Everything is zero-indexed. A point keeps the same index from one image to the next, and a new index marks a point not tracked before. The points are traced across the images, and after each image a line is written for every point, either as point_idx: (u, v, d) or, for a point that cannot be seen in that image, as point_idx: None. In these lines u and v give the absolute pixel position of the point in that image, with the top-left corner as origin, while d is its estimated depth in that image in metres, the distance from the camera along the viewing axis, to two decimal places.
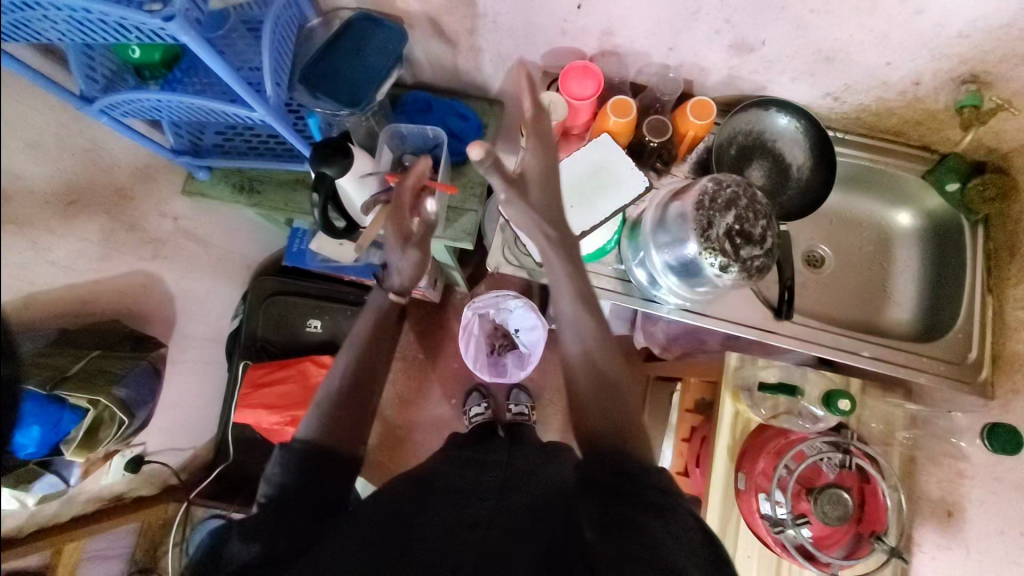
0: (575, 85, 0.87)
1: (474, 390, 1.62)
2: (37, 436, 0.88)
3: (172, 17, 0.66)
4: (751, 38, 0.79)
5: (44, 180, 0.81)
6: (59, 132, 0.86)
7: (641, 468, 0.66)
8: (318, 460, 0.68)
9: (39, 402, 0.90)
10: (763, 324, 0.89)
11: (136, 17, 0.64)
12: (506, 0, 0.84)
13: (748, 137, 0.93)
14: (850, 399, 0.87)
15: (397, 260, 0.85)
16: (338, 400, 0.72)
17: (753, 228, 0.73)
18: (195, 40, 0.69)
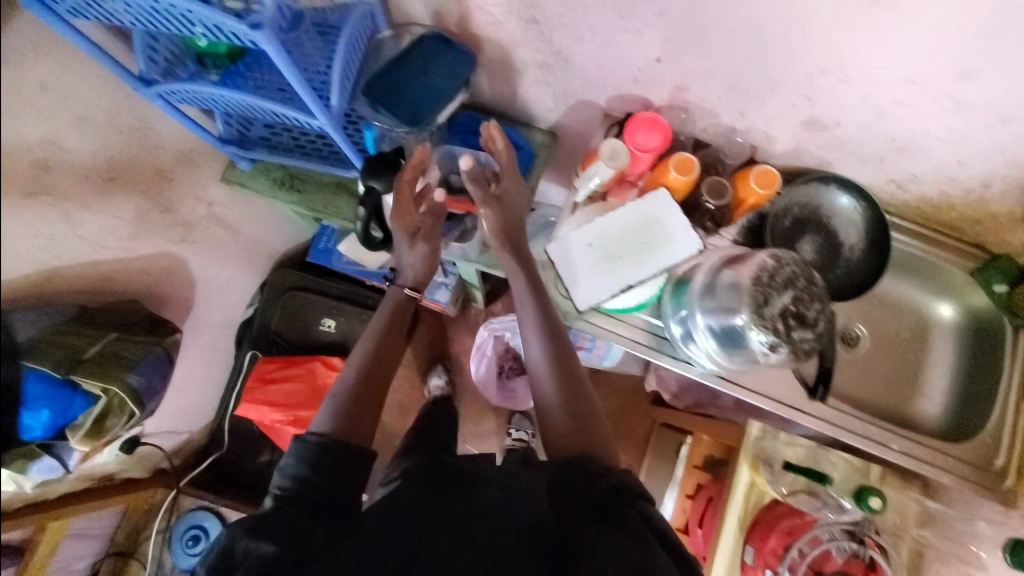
0: (641, 136, 0.85)
1: (438, 363, 1.63)
2: (45, 420, 0.85)
3: (259, 26, 0.64)
4: (827, 117, 0.79)
5: (85, 156, 0.83)
6: (109, 109, 0.85)
7: (603, 470, 0.67)
8: (324, 462, 0.70)
9: (50, 384, 0.85)
10: (793, 401, 0.86)
11: (224, 21, 0.62)
12: (583, 41, 0.83)
13: (804, 210, 0.91)
14: (882, 498, 0.88)
15: (407, 256, 0.93)
16: (341, 402, 0.79)
17: (807, 311, 0.72)
18: (276, 50, 0.67)
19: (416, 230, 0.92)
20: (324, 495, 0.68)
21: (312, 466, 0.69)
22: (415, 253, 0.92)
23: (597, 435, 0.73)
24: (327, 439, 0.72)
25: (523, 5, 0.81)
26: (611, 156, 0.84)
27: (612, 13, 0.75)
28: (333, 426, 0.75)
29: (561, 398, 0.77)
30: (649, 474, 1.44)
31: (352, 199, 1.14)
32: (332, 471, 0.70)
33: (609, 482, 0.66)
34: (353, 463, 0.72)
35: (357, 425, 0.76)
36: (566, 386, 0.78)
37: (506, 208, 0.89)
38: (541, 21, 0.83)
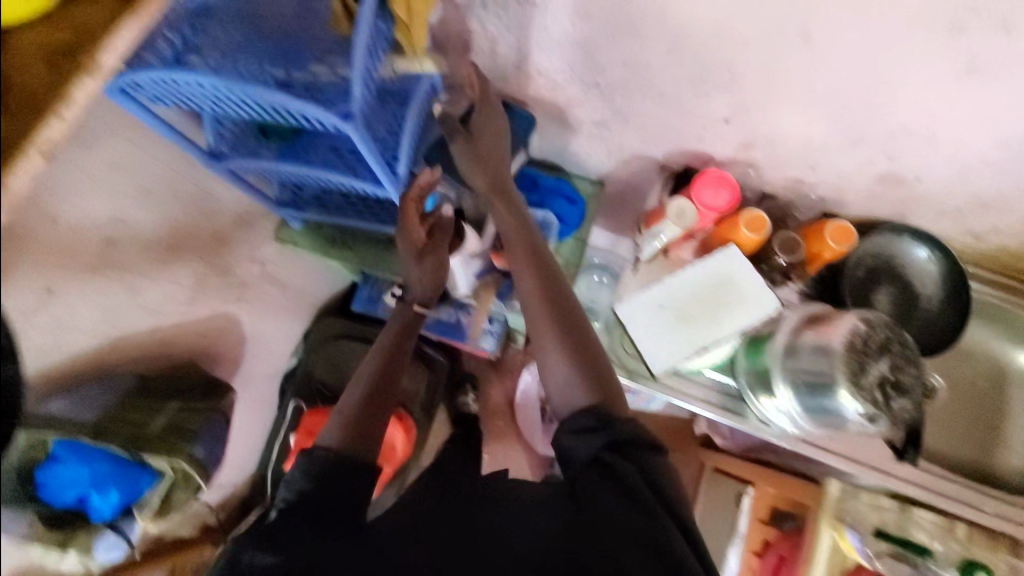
0: (708, 193, 0.83)
1: (466, 381, 1.60)
2: (115, 502, 0.81)
3: (350, 117, 0.64)
4: (906, 172, 0.77)
5: (149, 227, 0.83)
6: (175, 180, 0.86)
7: (609, 422, 0.62)
8: (329, 474, 0.61)
9: (118, 464, 0.82)
10: (881, 465, 0.84)
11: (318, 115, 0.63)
12: (647, 102, 0.83)
13: (875, 260, 0.89)
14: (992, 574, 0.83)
15: (410, 271, 0.90)
16: (349, 414, 0.70)
17: (903, 377, 0.69)
18: (362, 138, 0.67)
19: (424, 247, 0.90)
20: (327, 503, 0.59)
21: (316, 479, 0.60)
22: (423, 270, 0.89)
23: (610, 385, 0.67)
24: (332, 450, 0.63)
25: (586, 69, 0.81)
26: (677, 215, 0.83)
27: (682, 77, 0.75)
28: (337, 435, 0.66)
29: (570, 353, 0.68)
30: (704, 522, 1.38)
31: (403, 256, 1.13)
32: (336, 485, 0.60)
33: (610, 436, 0.61)
34: (359, 476, 0.62)
35: (364, 438, 0.67)
36: (574, 350, 0.69)
37: (476, 151, 0.80)
38: (604, 84, 0.83)
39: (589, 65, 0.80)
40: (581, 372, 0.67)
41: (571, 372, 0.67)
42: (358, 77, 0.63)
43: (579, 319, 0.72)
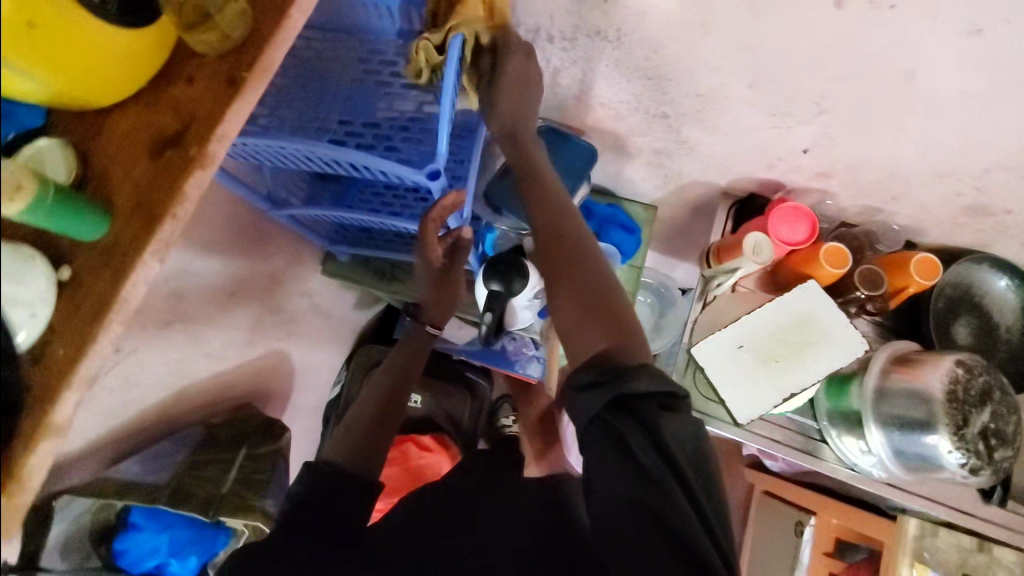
0: (785, 229, 0.80)
1: (505, 399, 1.59)
2: (192, 566, 0.85)
3: (438, 173, 0.61)
4: (998, 205, 0.74)
5: (214, 276, 0.82)
6: (234, 225, 0.84)
7: (621, 370, 0.49)
8: (324, 486, 0.61)
9: (194, 527, 0.86)
10: (966, 508, 0.81)
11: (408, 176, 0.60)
12: (718, 134, 0.80)
13: (956, 289, 0.84)
14: None
15: (424, 294, 0.91)
16: (353, 431, 0.73)
17: (1005, 427, 0.66)
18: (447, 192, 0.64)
19: (439, 273, 0.88)
20: (322, 515, 0.59)
21: (312, 490, 0.61)
22: (438, 297, 0.91)
23: (630, 323, 0.55)
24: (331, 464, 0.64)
25: (655, 101, 0.78)
26: (754, 250, 0.80)
27: (762, 110, 0.72)
28: (337, 454, 0.68)
29: (574, 281, 0.57)
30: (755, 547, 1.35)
31: None
32: (332, 497, 0.61)
33: (633, 387, 0.48)
34: (356, 492, 0.62)
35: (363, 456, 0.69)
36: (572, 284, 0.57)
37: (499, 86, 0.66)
38: (673, 115, 0.80)
39: (660, 97, 0.77)
40: (587, 306, 0.55)
41: (575, 309, 0.55)
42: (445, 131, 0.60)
43: (588, 253, 0.59)
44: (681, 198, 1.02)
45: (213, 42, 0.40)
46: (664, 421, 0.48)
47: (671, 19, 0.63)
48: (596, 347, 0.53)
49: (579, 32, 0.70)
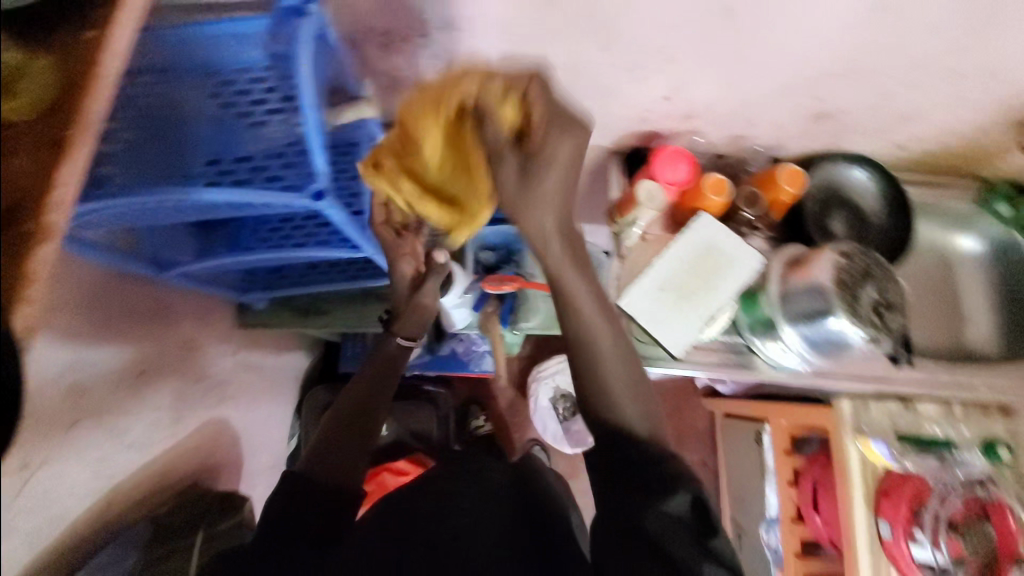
0: (668, 170, 0.87)
1: (473, 403, 1.60)
2: None
3: (323, 194, 0.60)
4: (833, 108, 0.84)
5: (115, 359, 0.76)
6: (122, 301, 0.78)
7: (664, 462, 0.54)
8: (299, 496, 0.63)
9: None
10: (884, 374, 0.91)
11: (292, 203, 0.59)
12: (588, 98, 0.84)
13: (825, 190, 0.95)
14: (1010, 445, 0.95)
15: (400, 296, 0.87)
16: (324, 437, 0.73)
17: (890, 294, 0.75)
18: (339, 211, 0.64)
19: (421, 272, 0.86)
20: (302, 522, 0.61)
21: (287, 500, 0.63)
22: (413, 301, 0.87)
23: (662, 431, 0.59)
24: (303, 476, 0.65)
25: None
26: (649, 198, 0.86)
27: (618, 68, 0.77)
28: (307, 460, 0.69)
29: (627, 398, 0.59)
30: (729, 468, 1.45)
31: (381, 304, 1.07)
32: (306, 505, 0.62)
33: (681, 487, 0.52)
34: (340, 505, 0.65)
35: (334, 463, 0.70)
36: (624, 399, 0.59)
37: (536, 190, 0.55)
38: None
39: None
40: (637, 406, 0.59)
41: (622, 408, 0.59)
42: (319, 152, 0.60)
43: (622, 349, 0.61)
44: (577, 167, 1.06)
45: (23, 108, 0.37)
46: (711, 518, 0.52)
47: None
48: (645, 442, 0.56)
49: (430, 26, 0.72)
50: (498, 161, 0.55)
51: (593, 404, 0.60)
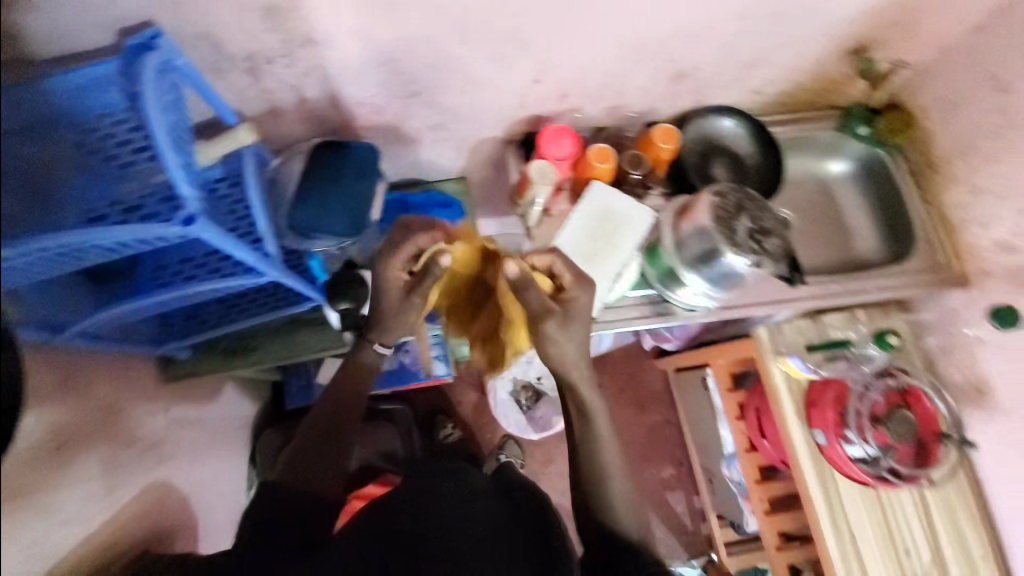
0: (553, 147, 0.92)
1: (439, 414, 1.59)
2: None
3: (193, 218, 0.60)
4: (687, 65, 0.92)
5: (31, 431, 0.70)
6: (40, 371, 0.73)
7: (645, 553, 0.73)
8: (272, 498, 0.74)
9: None
10: (784, 295, 0.99)
11: (161, 231, 0.59)
12: (466, 93, 0.89)
13: (701, 142, 1.04)
14: (895, 334, 1.03)
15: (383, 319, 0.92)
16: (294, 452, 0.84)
17: (764, 221, 0.83)
18: (215, 233, 0.64)
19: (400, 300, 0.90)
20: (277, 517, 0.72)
21: (263, 501, 0.74)
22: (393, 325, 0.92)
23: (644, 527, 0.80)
24: (274, 482, 0.77)
25: (398, 85, 0.85)
26: (541, 175, 0.90)
27: (482, 60, 0.82)
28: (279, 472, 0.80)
29: (624, 504, 0.79)
30: (690, 420, 1.51)
31: (312, 328, 1.08)
32: (279, 502, 0.74)
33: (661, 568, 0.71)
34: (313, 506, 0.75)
35: (305, 476, 0.80)
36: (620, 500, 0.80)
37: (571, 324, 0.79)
38: (421, 92, 0.87)
39: (399, 81, 0.84)
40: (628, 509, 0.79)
41: (619, 502, 0.79)
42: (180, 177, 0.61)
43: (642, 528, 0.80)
44: (479, 162, 1.10)
45: None
46: None
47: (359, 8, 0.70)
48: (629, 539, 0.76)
49: (290, 45, 0.74)
50: (543, 315, 0.77)
51: (595, 488, 0.80)
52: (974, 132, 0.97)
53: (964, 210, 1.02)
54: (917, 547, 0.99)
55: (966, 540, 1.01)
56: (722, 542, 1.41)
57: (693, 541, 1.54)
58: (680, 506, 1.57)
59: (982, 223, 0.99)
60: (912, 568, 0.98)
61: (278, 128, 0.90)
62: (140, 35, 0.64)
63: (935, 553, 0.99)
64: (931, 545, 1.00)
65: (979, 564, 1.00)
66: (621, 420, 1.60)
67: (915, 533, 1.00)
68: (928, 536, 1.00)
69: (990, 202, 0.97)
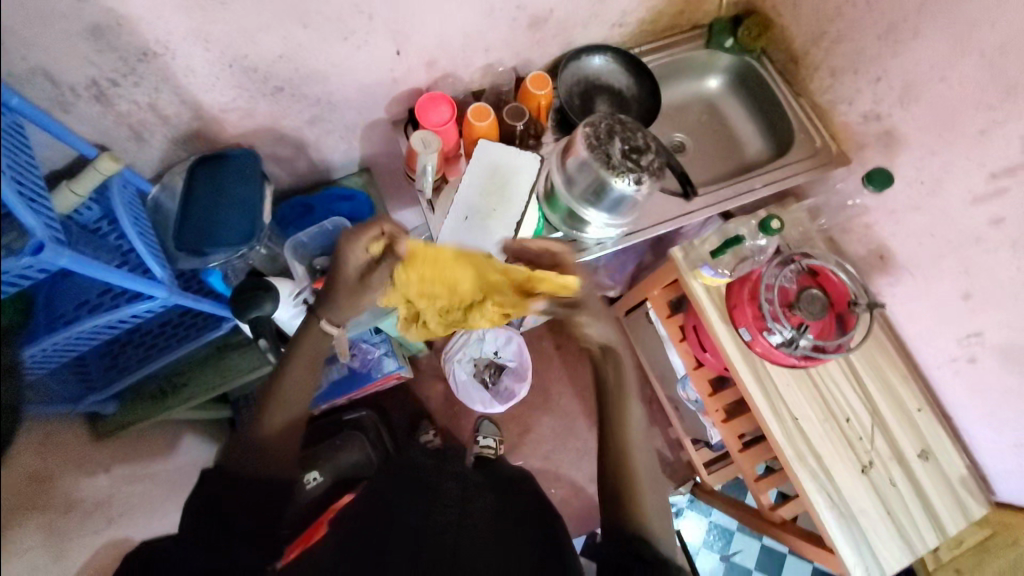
0: (432, 115, 0.94)
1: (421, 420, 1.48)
2: None
3: (43, 244, 0.63)
4: (541, 11, 0.94)
5: None
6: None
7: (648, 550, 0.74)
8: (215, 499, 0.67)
9: None
10: (681, 211, 1.04)
11: (11, 265, 0.61)
12: (332, 77, 0.88)
13: (580, 85, 1.08)
14: (778, 217, 1.01)
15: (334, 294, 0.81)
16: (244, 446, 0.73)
17: (637, 141, 0.87)
18: (75, 257, 0.66)
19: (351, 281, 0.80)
20: (214, 522, 0.65)
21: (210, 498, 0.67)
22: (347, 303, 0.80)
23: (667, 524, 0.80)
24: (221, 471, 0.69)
25: (258, 82, 0.84)
26: (425, 144, 0.91)
27: (334, 40, 0.82)
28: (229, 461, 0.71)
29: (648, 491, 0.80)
30: (648, 357, 1.55)
31: (240, 351, 1.06)
32: (223, 504, 0.67)
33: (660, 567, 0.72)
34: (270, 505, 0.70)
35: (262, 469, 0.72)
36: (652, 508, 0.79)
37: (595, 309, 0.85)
38: (286, 85, 0.86)
39: (258, 77, 0.83)
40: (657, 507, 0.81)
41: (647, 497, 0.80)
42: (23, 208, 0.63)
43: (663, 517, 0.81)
44: (373, 150, 1.09)
45: None
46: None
47: (187, 9, 0.70)
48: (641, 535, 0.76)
49: (128, 62, 0.73)
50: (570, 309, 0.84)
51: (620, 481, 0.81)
52: (820, 20, 1.04)
53: (831, 94, 1.09)
54: (855, 412, 1.07)
55: (897, 392, 1.09)
56: (700, 463, 1.45)
57: (677, 469, 1.59)
58: (658, 440, 1.61)
59: (846, 101, 1.06)
60: (855, 432, 1.06)
61: (149, 152, 0.88)
62: None
63: (873, 412, 1.07)
64: (867, 405, 1.08)
65: (913, 410, 1.08)
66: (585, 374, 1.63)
67: (851, 399, 1.08)
68: (862, 396, 1.08)
69: (848, 80, 1.04)
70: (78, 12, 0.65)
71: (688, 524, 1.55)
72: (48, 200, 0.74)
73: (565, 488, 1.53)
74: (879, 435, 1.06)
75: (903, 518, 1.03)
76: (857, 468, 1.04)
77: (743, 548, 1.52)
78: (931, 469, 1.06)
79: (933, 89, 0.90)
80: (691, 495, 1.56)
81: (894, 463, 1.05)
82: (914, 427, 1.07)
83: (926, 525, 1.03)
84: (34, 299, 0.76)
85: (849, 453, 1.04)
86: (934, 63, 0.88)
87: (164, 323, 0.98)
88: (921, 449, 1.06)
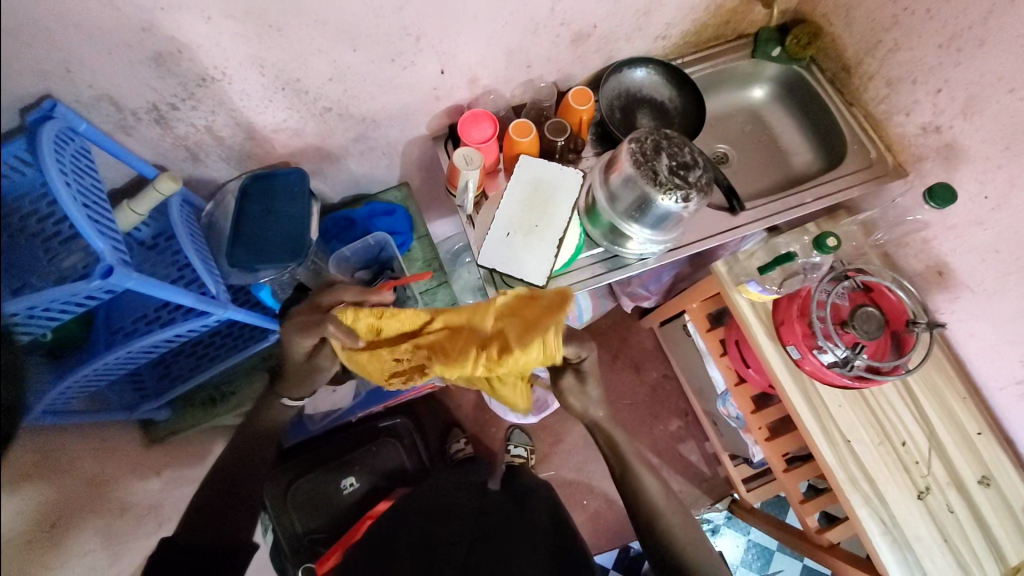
0: (474, 131, 0.94)
1: (453, 427, 1.47)
2: None
3: (112, 268, 0.64)
4: (586, 26, 0.93)
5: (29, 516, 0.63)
6: (37, 456, 0.71)
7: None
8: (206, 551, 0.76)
9: None
10: (727, 225, 1.01)
11: (82, 288, 0.62)
12: (377, 97, 0.89)
13: (621, 98, 1.06)
14: (834, 234, 0.97)
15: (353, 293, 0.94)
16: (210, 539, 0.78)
17: (684, 157, 0.85)
18: (140, 278, 0.67)
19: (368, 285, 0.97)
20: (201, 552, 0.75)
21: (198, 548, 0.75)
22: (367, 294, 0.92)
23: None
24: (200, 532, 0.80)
25: (308, 103, 0.86)
26: (467, 161, 0.91)
27: (382, 61, 0.83)
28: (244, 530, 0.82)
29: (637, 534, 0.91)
30: (684, 371, 1.52)
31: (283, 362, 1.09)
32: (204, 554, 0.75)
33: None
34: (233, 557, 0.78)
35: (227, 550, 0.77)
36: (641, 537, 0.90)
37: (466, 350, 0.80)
38: (333, 105, 0.88)
39: (307, 99, 0.85)
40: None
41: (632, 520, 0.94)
42: (93, 233, 0.64)
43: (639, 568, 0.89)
44: (413, 164, 1.10)
45: None
46: None
47: (243, 36, 0.72)
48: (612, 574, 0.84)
49: (188, 88, 0.75)
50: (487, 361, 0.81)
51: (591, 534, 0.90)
52: (876, 28, 0.99)
53: (886, 104, 1.04)
54: (910, 435, 1.02)
55: (955, 416, 1.03)
56: (739, 480, 1.41)
57: (714, 485, 1.54)
58: (694, 455, 1.57)
59: (903, 112, 1.01)
60: (910, 456, 1.01)
61: (204, 171, 0.91)
62: (40, 108, 0.67)
63: (929, 435, 1.02)
64: (923, 428, 1.02)
65: (973, 434, 1.02)
66: (618, 385, 1.60)
67: (905, 421, 1.03)
68: (918, 418, 1.03)
69: (905, 89, 0.99)
70: (143, 42, 0.67)
71: (726, 542, 1.50)
72: (113, 213, 0.77)
73: (598, 502, 1.48)
74: (936, 460, 1.01)
75: (962, 547, 0.97)
76: (912, 493, 0.99)
77: (784, 568, 1.47)
78: (993, 497, 0.99)
79: (1001, 101, 0.85)
80: (728, 511, 1.52)
81: (951, 489, 0.99)
82: (974, 453, 1.01)
83: (987, 555, 0.97)
84: (95, 314, 0.80)
85: (903, 479, 1.00)
86: (1002, 73, 0.83)
87: (214, 334, 1.01)
88: (983, 476, 1.00)
